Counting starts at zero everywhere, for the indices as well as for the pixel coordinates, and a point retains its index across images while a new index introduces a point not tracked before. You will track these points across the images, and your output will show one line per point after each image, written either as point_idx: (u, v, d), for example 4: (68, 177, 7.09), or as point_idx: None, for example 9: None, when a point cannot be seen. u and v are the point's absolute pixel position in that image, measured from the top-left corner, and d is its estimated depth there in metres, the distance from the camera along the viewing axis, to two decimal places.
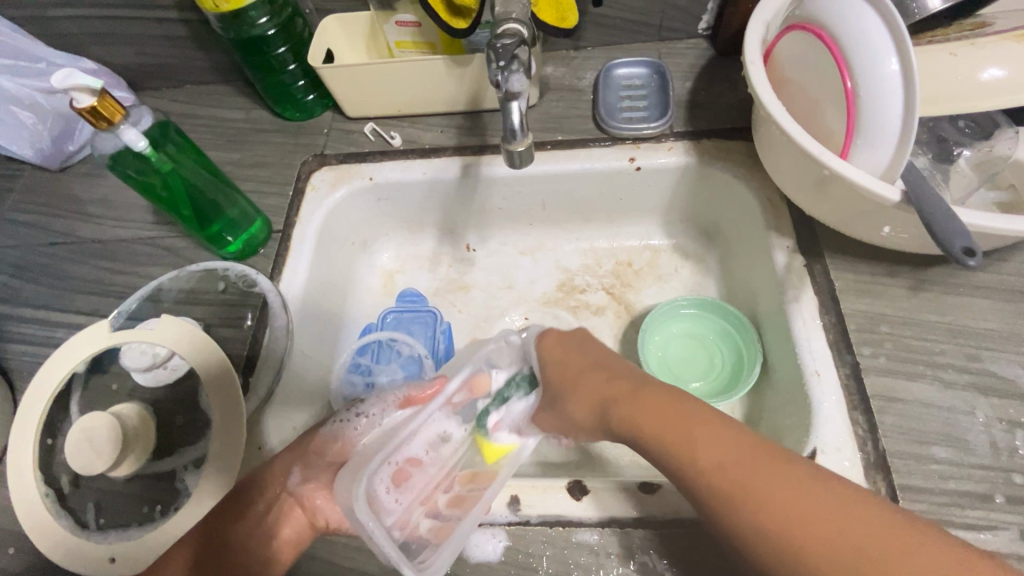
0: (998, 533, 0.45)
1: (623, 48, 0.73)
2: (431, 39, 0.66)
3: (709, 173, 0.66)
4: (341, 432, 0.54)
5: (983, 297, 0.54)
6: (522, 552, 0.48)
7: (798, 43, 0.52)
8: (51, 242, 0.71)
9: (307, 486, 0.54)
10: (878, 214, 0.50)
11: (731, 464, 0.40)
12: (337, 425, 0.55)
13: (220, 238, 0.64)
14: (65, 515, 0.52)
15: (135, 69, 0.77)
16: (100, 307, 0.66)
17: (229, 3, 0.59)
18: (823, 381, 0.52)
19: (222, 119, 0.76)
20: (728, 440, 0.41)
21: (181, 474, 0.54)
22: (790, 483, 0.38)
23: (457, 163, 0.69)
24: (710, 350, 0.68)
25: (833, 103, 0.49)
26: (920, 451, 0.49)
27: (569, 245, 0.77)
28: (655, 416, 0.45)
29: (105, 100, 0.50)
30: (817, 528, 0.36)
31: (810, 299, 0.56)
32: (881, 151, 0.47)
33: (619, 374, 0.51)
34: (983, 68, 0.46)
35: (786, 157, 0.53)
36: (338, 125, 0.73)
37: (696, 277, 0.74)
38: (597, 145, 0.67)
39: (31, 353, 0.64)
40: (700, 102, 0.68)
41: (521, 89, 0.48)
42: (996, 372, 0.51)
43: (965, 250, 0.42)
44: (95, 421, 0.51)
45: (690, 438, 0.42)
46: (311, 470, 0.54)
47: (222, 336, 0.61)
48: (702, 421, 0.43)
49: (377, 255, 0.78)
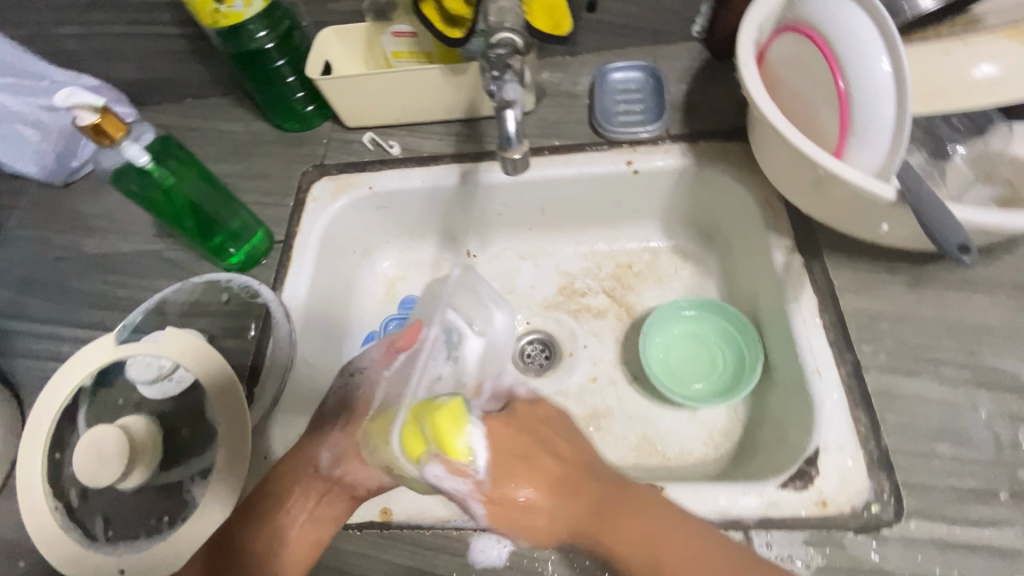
0: (1004, 529, 0.45)
1: (618, 52, 0.74)
2: (427, 49, 0.67)
3: (707, 174, 0.67)
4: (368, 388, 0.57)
5: (983, 292, 0.54)
6: (528, 557, 0.48)
7: (790, 45, 0.52)
8: (57, 257, 0.71)
9: (340, 466, 0.52)
10: (874, 212, 0.50)
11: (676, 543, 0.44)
12: (341, 391, 0.58)
13: (223, 249, 0.65)
14: (75, 528, 0.52)
15: (137, 84, 0.78)
16: (106, 320, 0.66)
17: (228, 18, 0.60)
18: (824, 379, 0.52)
19: (222, 132, 0.76)
20: (636, 497, 0.48)
21: (188, 485, 0.54)
22: None
23: (456, 170, 0.70)
24: (711, 350, 0.68)
25: (826, 103, 0.50)
26: (923, 448, 0.49)
27: (569, 249, 0.78)
28: (589, 502, 0.47)
29: (108, 117, 0.51)
30: None
31: (809, 297, 0.56)
32: (875, 150, 0.47)
33: (579, 486, 0.48)
34: (976, 66, 0.46)
35: (781, 157, 0.54)
36: (337, 135, 0.74)
37: (697, 279, 0.74)
38: (594, 149, 0.68)
39: (39, 367, 0.65)
40: (696, 104, 0.69)
41: (515, 98, 0.49)
42: (997, 367, 0.51)
43: (958, 246, 0.43)
44: (102, 433, 0.51)
45: (645, 517, 0.46)
46: (339, 445, 0.53)
47: (227, 347, 0.62)
48: (644, 507, 0.47)
49: (379, 263, 0.79)
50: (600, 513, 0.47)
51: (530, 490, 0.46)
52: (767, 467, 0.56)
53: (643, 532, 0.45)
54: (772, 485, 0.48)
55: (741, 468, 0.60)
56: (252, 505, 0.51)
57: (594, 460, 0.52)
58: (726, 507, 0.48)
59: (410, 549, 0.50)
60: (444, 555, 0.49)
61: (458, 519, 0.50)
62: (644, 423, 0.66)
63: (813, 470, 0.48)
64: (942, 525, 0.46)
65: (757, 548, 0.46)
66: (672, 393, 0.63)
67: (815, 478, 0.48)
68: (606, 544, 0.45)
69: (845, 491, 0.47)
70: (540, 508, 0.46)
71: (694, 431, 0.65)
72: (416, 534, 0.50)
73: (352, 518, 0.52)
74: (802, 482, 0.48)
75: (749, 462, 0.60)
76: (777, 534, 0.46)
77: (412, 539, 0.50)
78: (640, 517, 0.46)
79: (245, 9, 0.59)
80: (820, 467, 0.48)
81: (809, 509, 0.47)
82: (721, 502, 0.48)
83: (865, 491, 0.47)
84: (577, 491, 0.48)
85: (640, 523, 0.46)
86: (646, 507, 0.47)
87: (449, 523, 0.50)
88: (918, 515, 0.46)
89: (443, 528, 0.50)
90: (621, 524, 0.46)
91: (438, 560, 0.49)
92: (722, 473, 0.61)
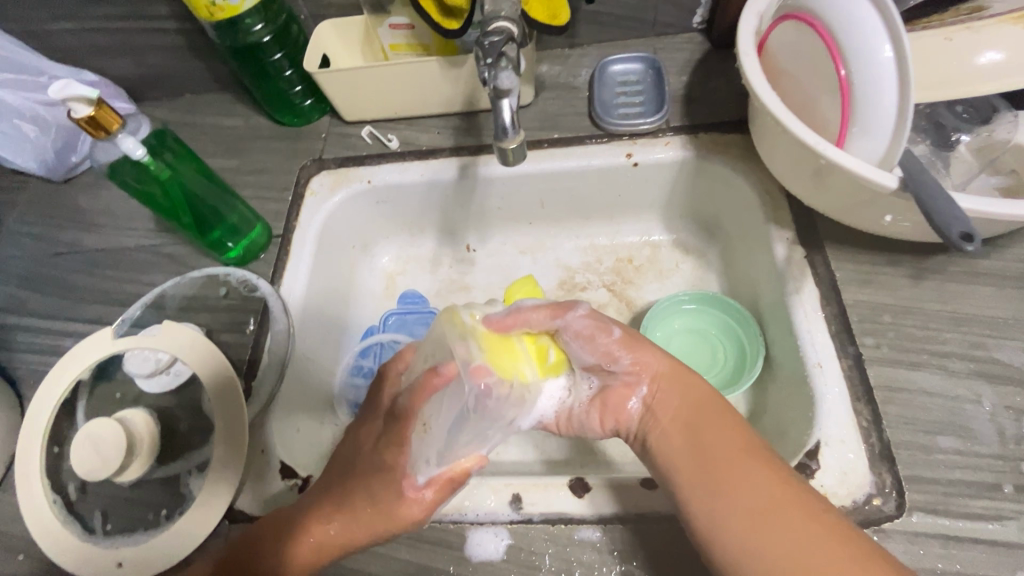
0: (1007, 523, 0.45)
1: (618, 44, 0.73)
2: (425, 41, 0.66)
3: (707, 166, 0.66)
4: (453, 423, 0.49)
5: (988, 284, 0.53)
6: (524, 551, 0.48)
7: (791, 33, 0.51)
8: (56, 252, 0.71)
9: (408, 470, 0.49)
10: (875, 202, 0.49)
11: (737, 473, 0.44)
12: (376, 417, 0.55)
13: (220, 244, 0.65)
14: (73, 522, 0.52)
15: (136, 79, 0.78)
16: (105, 315, 0.66)
17: (224, 11, 0.60)
18: (825, 372, 0.51)
19: (221, 127, 0.76)
20: (722, 414, 0.48)
21: (185, 479, 0.54)
22: (793, 529, 0.41)
23: (455, 164, 0.69)
24: (712, 343, 0.68)
25: (827, 92, 0.49)
26: (926, 441, 0.48)
27: (569, 243, 0.77)
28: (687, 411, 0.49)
29: (103, 109, 0.50)
30: (758, 524, 0.42)
31: (811, 290, 0.55)
32: (876, 139, 0.47)
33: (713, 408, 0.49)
34: (979, 53, 0.45)
35: (781, 148, 0.53)
36: (336, 129, 0.73)
37: (698, 272, 0.74)
38: (593, 142, 0.67)
39: (38, 362, 0.65)
40: (696, 96, 0.68)
41: (510, 86, 0.48)
42: (1001, 359, 0.50)
43: (964, 235, 0.42)
44: (99, 427, 0.51)
45: (718, 446, 0.46)
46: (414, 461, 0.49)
47: (224, 341, 0.62)
48: (742, 455, 0.45)
49: (378, 257, 0.79)
50: (688, 418, 0.49)
51: (645, 394, 0.51)
52: None
53: (710, 444, 0.47)
54: None
55: None
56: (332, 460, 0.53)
57: (709, 393, 0.50)
58: None
59: (408, 543, 0.49)
60: (441, 549, 0.49)
61: (455, 512, 0.50)
62: None
63: (813, 463, 0.48)
64: (945, 519, 0.45)
65: None
66: None
67: (816, 472, 0.48)
68: (683, 437, 0.48)
69: (846, 485, 0.47)
70: (643, 420, 0.51)
71: None
72: (413, 529, 0.50)
73: None
74: (802, 476, 0.48)
75: None
76: None
77: (409, 533, 0.50)
78: (742, 473, 0.44)
79: (241, 3, 0.59)
80: (821, 461, 0.48)
81: None
82: None
83: (867, 484, 0.47)
84: (681, 406, 0.50)
85: (722, 444, 0.46)
86: (729, 428, 0.47)
87: (446, 517, 0.50)
88: (920, 509, 0.45)
89: (440, 521, 0.50)
90: (721, 460, 0.46)
91: (435, 553, 0.49)
92: None
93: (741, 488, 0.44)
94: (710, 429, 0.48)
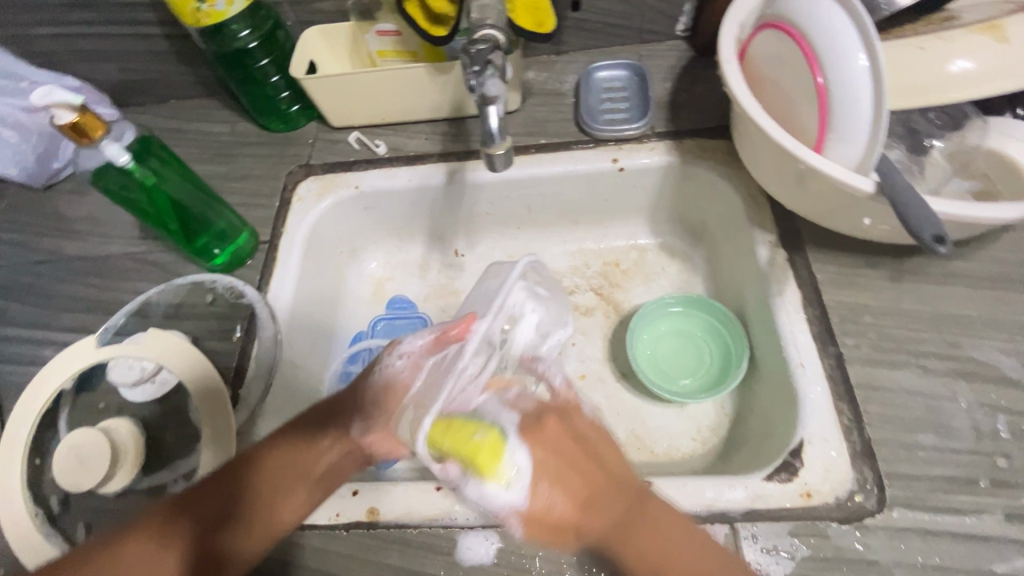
0: (985, 517, 0.46)
1: (603, 50, 0.74)
2: (412, 48, 0.67)
3: (691, 171, 0.67)
4: (391, 378, 0.53)
5: (963, 285, 0.55)
6: (515, 554, 0.48)
7: (771, 42, 0.52)
8: (38, 260, 0.70)
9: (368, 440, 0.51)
10: (854, 207, 0.50)
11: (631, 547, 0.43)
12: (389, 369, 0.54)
13: (206, 250, 0.65)
14: (55, 534, 0.52)
15: (119, 85, 0.78)
16: (89, 323, 0.66)
17: (210, 18, 0.60)
18: (808, 373, 0.52)
19: (207, 133, 0.76)
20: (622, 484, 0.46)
21: (172, 488, 0.54)
22: None
23: (442, 169, 0.70)
24: (699, 347, 0.68)
25: (806, 99, 0.50)
26: (906, 439, 0.49)
27: (556, 247, 0.78)
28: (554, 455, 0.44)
29: (86, 116, 0.50)
30: None
31: (793, 292, 0.56)
32: (854, 145, 0.48)
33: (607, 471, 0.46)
34: (951, 61, 0.47)
35: (763, 153, 0.54)
36: (323, 135, 0.74)
37: (683, 276, 0.75)
38: (579, 148, 0.68)
39: (21, 371, 0.64)
40: (680, 102, 0.69)
41: (496, 94, 0.49)
42: (977, 358, 0.52)
43: (937, 239, 0.43)
44: (83, 437, 0.51)
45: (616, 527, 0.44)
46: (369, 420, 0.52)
47: (211, 348, 0.61)
48: (660, 521, 0.44)
49: (366, 263, 0.79)
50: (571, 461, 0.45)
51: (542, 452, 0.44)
52: (753, 460, 0.56)
53: (644, 539, 0.43)
54: (758, 478, 0.49)
55: (728, 462, 0.60)
56: (298, 475, 0.48)
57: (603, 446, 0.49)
58: (712, 500, 0.48)
59: (399, 549, 0.50)
60: (432, 554, 0.49)
61: (445, 517, 0.50)
62: (633, 419, 0.66)
63: (798, 462, 0.49)
64: (925, 514, 0.46)
65: (743, 541, 0.46)
66: (660, 388, 0.63)
67: (800, 470, 0.48)
68: (605, 531, 0.44)
69: (829, 482, 0.48)
70: (544, 503, 0.42)
71: (682, 426, 0.65)
72: (403, 534, 0.50)
73: (337, 519, 0.51)
74: (787, 474, 0.48)
75: (736, 456, 0.60)
76: (762, 526, 0.47)
77: (400, 539, 0.50)
78: (659, 528, 0.44)
79: (227, 9, 0.59)
80: (805, 460, 0.49)
81: (794, 500, 0.47)
82: (707, 495, 0.48)
83: (849, 481, 0.48)
84: (578, 457, 0.46)
85: (642, 527, 0.44)
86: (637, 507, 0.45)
87: (436, 521, 0.50)
88: (901, 505, 0.47)
89: (431, 527, 0.50)
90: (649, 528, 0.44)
91: (425, 559, 0.49)
92: (710, 468, 0.62)
93: (685, 561, 0.43)
94: (609, 491, 0.45)
